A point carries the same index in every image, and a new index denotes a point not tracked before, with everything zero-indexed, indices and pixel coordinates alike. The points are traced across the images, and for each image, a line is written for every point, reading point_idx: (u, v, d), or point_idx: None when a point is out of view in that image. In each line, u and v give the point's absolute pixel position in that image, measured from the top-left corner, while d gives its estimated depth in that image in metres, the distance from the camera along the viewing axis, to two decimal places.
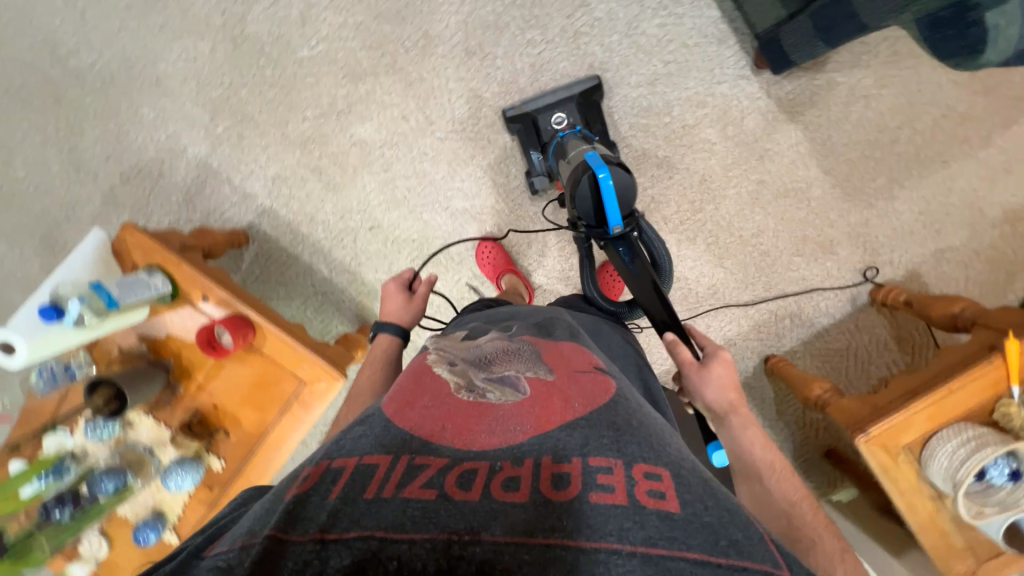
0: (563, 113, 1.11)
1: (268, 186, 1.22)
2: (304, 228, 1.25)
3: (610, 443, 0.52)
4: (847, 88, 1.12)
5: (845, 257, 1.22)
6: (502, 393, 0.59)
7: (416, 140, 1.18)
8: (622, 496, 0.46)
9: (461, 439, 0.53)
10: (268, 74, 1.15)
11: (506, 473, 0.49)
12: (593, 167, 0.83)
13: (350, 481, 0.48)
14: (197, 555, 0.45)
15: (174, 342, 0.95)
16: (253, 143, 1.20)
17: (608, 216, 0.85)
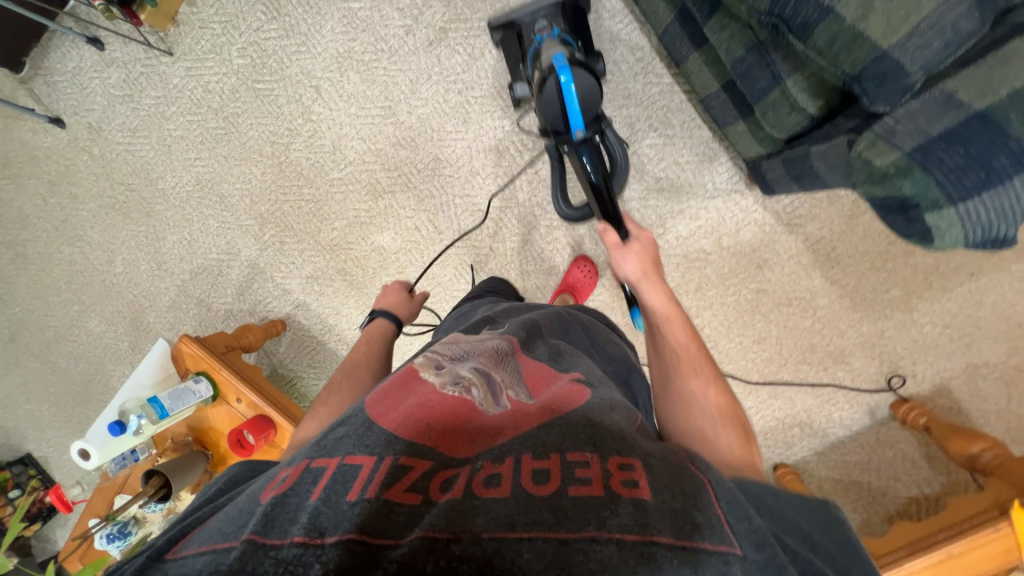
0: (548, 18, 0.97)
1: (303, 283, 1.40)
2: (331, 319, 1.41)
3: (586, 437, 0.51)
4: (851, 200, 1.09)
5: (859, 367, 1.16)
6: (487, 396, 0.57)
7: (427, 245, 1.30)
8: (599, 487, 0.44)
9: (444, 447, 0.51)
10: (305, 192, 1.34)
11: (488, 470, 0.47)
12: (557, 69, 0.81)
13: (332, 480, 0.45)
14: (160, 558, 0.43)
15: (215, 434, 1.12)
16: (292, 247, 1.39)
17: (571, 121, 0.86)
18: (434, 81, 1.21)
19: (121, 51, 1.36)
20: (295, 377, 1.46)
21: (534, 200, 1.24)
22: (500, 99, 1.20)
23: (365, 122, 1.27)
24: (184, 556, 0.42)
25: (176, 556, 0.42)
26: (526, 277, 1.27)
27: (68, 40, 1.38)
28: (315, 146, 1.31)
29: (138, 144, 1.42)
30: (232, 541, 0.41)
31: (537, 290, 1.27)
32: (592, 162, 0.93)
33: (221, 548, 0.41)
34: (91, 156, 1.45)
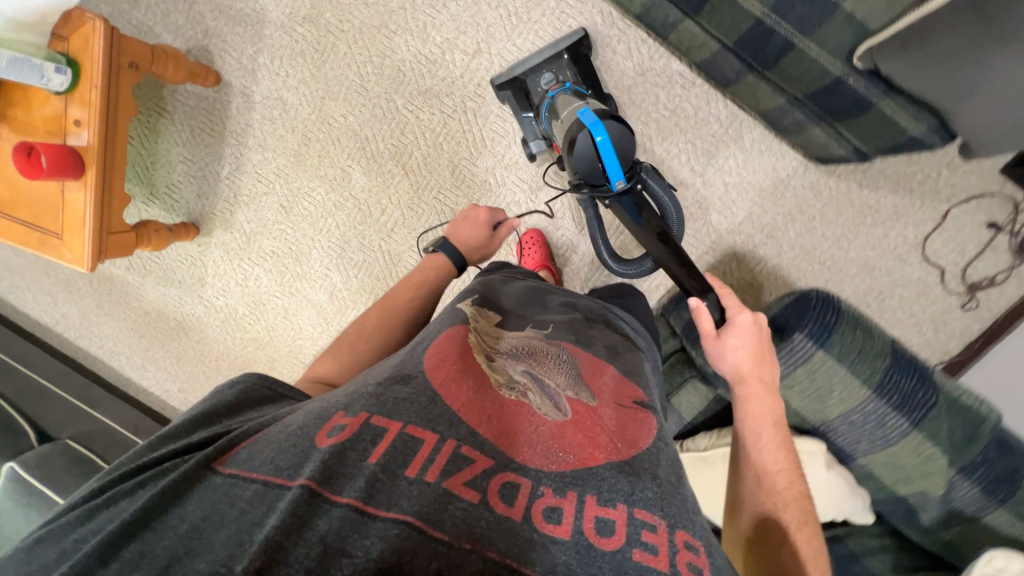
0: (552, 71, 1.06)
1: (269, 91, 1.21)
2: (252, 140, 1.25)
3: (653, 495, 0.47)
4: None
5: None
6: (541, 404, 0.55)
7: (370, 224, 1.27)
8: (666, 564, 0.42)
9: (502, 443, 0.49)
10: (365, 67, 1.17)
11: (548, 501, 0.44)
12: (586, 124, 0.77)
13: (393, 448, 0.46)
14: (210, 468, 0.47)
15: (25, 99, 0.94)
16: (303, 66, 1.19)
17: (611, 171, 0.78)
18: (522, 186, 1.19)
19: None
20: (169, 114, 1.26)
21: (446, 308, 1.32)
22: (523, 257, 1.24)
23: (461, 121, 1.17)
24: (230, 475, 0.46)
25: (223, 469, 0.47)
26: None
27: None
28: (417, 69, 1.15)
29: None
30: (285, 480, 0.43)
31: None
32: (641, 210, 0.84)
33: (274, 485, 0.43)
34: None
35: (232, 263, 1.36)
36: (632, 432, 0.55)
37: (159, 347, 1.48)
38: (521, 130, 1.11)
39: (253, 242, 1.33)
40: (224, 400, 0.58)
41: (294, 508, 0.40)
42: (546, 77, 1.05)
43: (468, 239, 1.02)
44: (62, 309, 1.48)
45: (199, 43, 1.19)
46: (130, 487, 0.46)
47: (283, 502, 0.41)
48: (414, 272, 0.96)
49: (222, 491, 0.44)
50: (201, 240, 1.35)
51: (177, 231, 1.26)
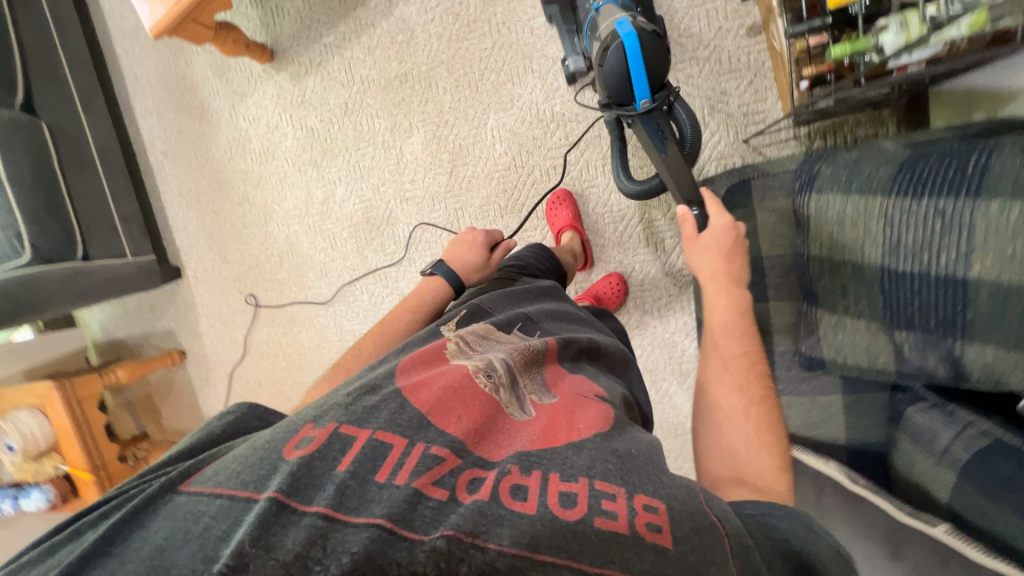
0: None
1: (406, 17, 1.24)
2: (366, 38, 1.28)
3: (614, 470, 0.50)
4: None
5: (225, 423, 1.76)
6: (512, 398, 0.60)
7: (396, 180, 1.34)
8: (626, 526, 0.45)
9: (473, 440, 0.53)
10: (488, 72, 1.20)
11: (515, 480, 0.48)
12: (620, 35, 0.77)
13: (361, 454, 0.48)
14: (174, 488, 0.47)
15: None
16: (446, 26, 1.21)
17: (637, 89, 0.80)
18: None
19: None
20: None
21: (393, 286, 1.42)
22: None
23: (519, 177, 1.23)
24: (194, 494, 0.46)
25: (187, 488, 0.47)
26: (336, 252, 1.46)
27: None
28: (521, 109, 1.19)
29: None
30: (252, 492, 0.45)
31: (326, 253, 1.47)
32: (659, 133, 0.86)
33: (238, 497, 0.44)
34: None
35: (277, 106, 1.41)
36: (594, 419, 0.57)
37: (175, 111, 1.54)
38: (565, 49, 1.09)
39: (303, 108, 1.39)
40: (213, 434, 0.58)
41: (259, 524, 0.41)
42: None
43: (468, 262, 1.02)
44: (126, 12, 1.51)
45: None
46: (88, 521, 0.46)
47: (250, 513, 0.42)
48: (412, 294, 0.97)
49: (185, 510, 0.44)
50: (269, 70, 1.39)
51: (253, 51, 1.30)
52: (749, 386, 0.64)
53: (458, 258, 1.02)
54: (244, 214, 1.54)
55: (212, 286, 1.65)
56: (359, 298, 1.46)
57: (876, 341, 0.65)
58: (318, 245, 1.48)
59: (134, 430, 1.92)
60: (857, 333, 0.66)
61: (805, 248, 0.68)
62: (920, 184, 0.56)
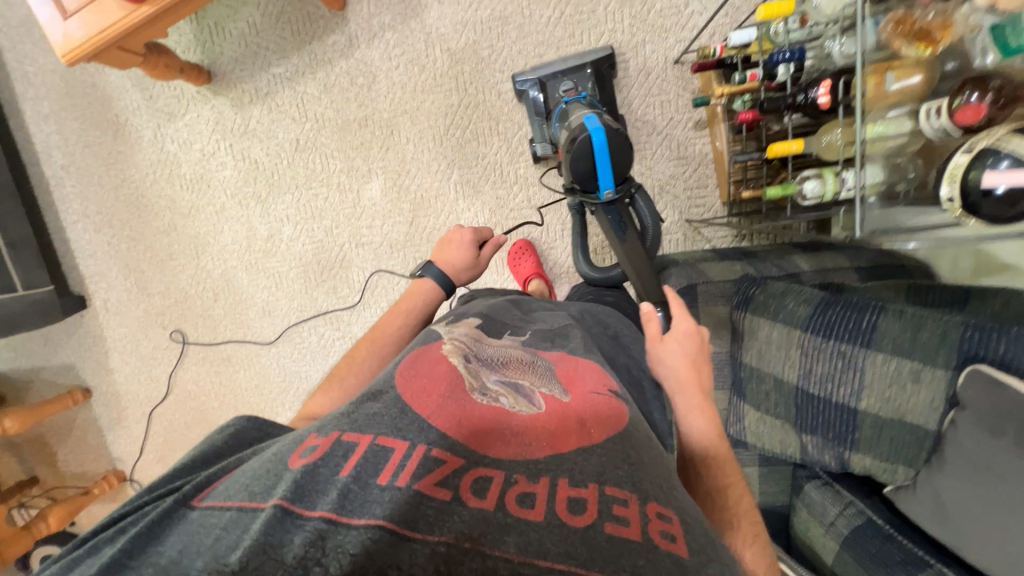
0: (573, 80, 1.05)
1: (368, 60, 1.19)
2: (321, 74, 1.21)
3: (624, 475, 0.50)
4: None
5: (141, 464, 1.60)
6: (516, 403, 0.59)
7: (351, 223, 1.30)
8: (639, 534, 0.44)
9: (473, 443, 0.51)
10: (453, 127, 1.20)
11: (522, 488, 0.47)
12: (588, 129, 0.77)
13: (362, 458, 0.47)
14: (187, 503, 0.47)
15: None
16: (411, 76, 1.18)
17: (602, 180, 0.80)
18: None
19: None
20: None
21: (345, 330, 1.37)
22: None
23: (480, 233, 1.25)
24: (207, 509, 0.45)
25: (200, 505, 0.46)
26: (280, 291, 1.38)
27: None
28: (484, 168, 1.21)
29: None
30: (258, 502, 0.44)
31: (269, 291, 1.38)
32: (620, 224, 0.87)
33: (248, 508, 0.44)
34: None
35: (214, 132, 1.29)
36: (606, 418, 0.59)
37: (81, 118, 1.33)
38: (533, 134, 1.09)
39: (247, 138, 1.28)
40: (216, 447, 0.57)
41: (265, 529, 0.40)
42: (563, 86, 1.02)
43: (458, 262, 1.05)
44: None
45: None
46: (111, 533, 0.45)
47: (256, 521, 0.41)
48: (404, 297, 1.00)
49: (198, 525, 0.44)
50: (205, 93, 1.26)
51: (187, 74, 1.18)
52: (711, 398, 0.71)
53: (449, 261, 1.05)
54: (170, 244, 1.39)
55: (127, 318, 1.47)
56: (307, 339, 1.39)
57: (788, 437, 0.76)
58: (260, 283, 1.38)
59: (21, 475, 1.66)
60: (774, 429, 0.77)
61: (739, 355, 0.78)
62: (829, 325, 0.69)
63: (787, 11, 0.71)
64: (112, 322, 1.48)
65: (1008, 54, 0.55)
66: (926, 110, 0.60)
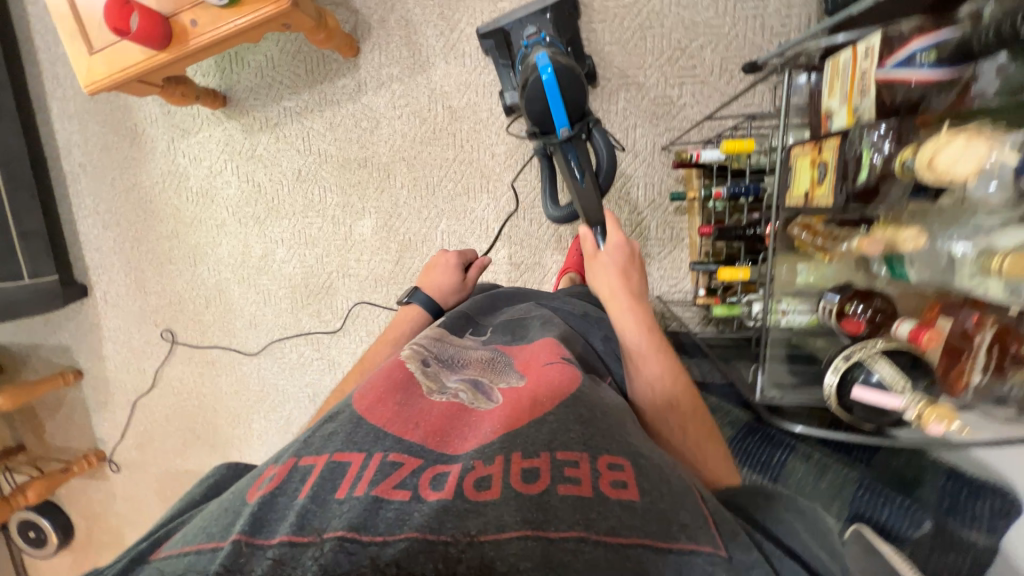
0: (537, 26, 1.01)
1: (373, 106, 1.25)
2: (329, 114, 1.27)
3: (576, 436, 0.53)
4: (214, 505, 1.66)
5: (122, 446, 1.69)
6: (474, 399, 0.64)
7: (341, 255, 1.36)
8: (590, 489, 0.47)
9: (435, 441, 0.55)
10: (446, 178, 1.25)
11: (478, 472, 0.49)
12: (537, 66, 0.89)
13: (319, 480, 0.49)
14: (144, 558, 0.48)
15: None
16: (412, 126, 1.24)
17: (556, 117, 0.92)
18: None
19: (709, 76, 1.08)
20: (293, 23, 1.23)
21: (324, 352, 1.44)
22: None
23: None
24: (163, 558, 0.46)
25: (155, 557, 0.47)
26: (267, 306, 1.44)
27: (798, 21, 1.02)
28: (470, 221, 1.26)
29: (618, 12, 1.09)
30: (219, 543, 0.46)
31: (257, 306, 1.45)
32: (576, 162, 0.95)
33: (206, 550, 0.45)
34: None
35: (223, 151, 1.35)
36: (557, 387, 0.61)
37: (101, 121, 1.40)
38: (501, 84, 1.11)
39: (253, 160, 1.34)
40: (196, 500, 0.61)
41: (227, 563, 0.42)
42: (529, 30, 1.00)
43: (442, 285, 1.06)
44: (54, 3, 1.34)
45: (368, 24, 1.19)
46: None
47: (216, 559, 0.43)
48: (392, 326, 1.00)
49: (156, 573, 0.45)
50: (218, 115, 1.33)
51: (202, 99, 1.24)
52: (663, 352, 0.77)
53: (434, 286, 1.06)
54: (170, 248, 1.46)
55: (124, 310, 1.55)
56: (288, 355, 1.46)
57: None
58: (250, 296, 1.45)
59: (9, 441, 1.75)
60: None
61: None
62: (749, 455, 0.85)
63: (748, 150, 0.77)
64: (110, 313, 1.56)
65: (891, 271, 0.60)
66: (823, 305, 0.66)
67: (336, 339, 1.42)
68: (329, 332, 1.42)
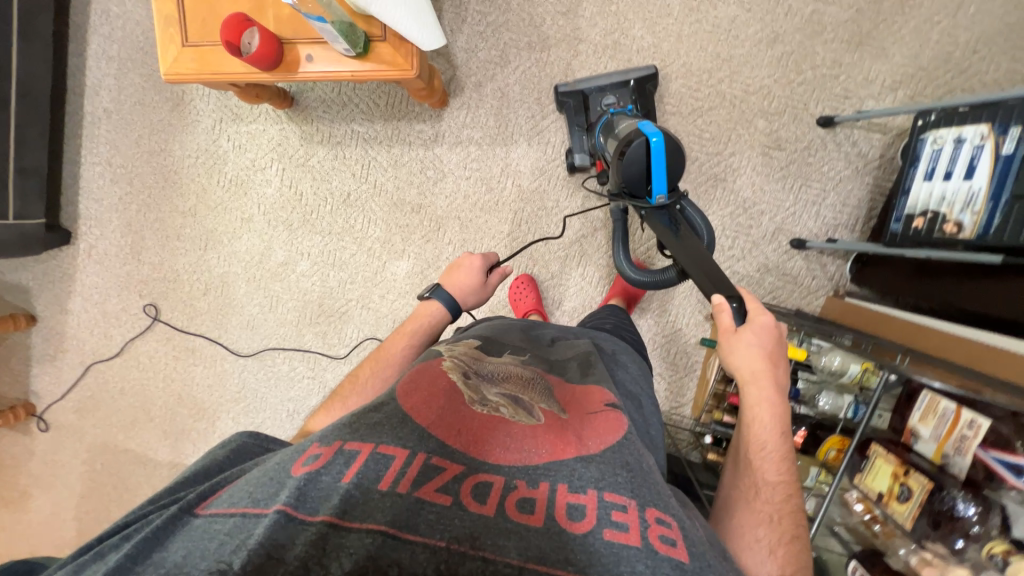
0: (616, 96, 1.08)
1: (443, 160, 1.24)
2: (397, 152, 1.25)
3: (623, 482, 0.51)
4: (141, 492, 1.53)
5: (57, 404, 1.54)
6: (513, 413, 0.60)
7: (365, 286, 1.33)
8: (637, 539, 0.45)
9: (475, 449, 0.53)
10: (494, 248, 1.26)
11: (521, 494, 0.49)
12: (646, 134, 0.80)
13: (365, 467, 0.49)
14: (190, 510, 0.48)
15: None
16: (476, 191, 1.24)
17: (656, 184, 0.82)
18: None
19: (762, 237, 1.17)
20: None
21: (318, 373, 1.39)
22: None
23: None
24: (211, 515, 0.46)
25: (201, 512, 0.48)
26: (271, 311, 1.38)
27: (848, 218, 1.13)
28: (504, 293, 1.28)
29: (700, 157, 1.16)
30: (261, 508, 0.46)
31: (260, 308, 1.39)
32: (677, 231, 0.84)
33: (251, 514, 0.45)
34: (764, 115, 1.12)
35: (273, 147, 1.29)
36: (604, 432, 0.58)
37: (145, 74, 1.30)
38: (571, 145, 1.12)
39: (302, 166, 1.29)
40: (216, 460, 0.59)
41: (270, 534, 0.42)
42: (609, 102, 1.06)
43: (462, 288, 1.01)
44: None
45: (465, 84, 1.20)
46: (116, 541, 0.47)
47: (260, 526, 0.43)
48: (408, 322, 0.95)
49: (201, 531, 0.45)
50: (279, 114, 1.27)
51: (273, 99, 1.19)
52: (781, 522, 0.61)
53: (454, 287, 1.00)
54: (182, 223, 1.37)
55: (107, 269, 1.43)
56: (278, 366, 1.41)
57: None
58: (255, 296, 1.39)
59: None
60: None
61: None
62: None
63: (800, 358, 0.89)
64: (90, 268, 1.43)
65: None
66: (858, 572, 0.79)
67: (334, 366, 1.38)
68: (328, 356, 1.38)
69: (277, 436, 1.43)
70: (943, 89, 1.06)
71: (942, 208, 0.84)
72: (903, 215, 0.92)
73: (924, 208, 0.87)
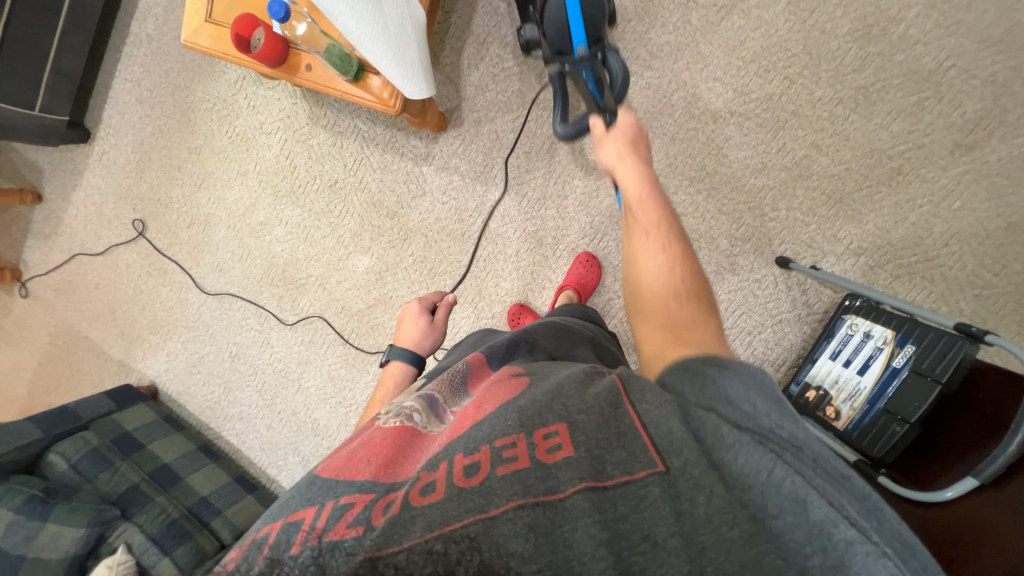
0: None
1: (427, 178, 1.30)
2: (388, 156, 1.32)
3: (510, 415, 0.46)
4: (87, 378, 1.67)
5: (39, 278, 1.68)
6: (428, 422, 0.54)
7: (326, 267, 1.41)
8: (528, 460, 0.42)
9: (385, 471, 0.45)
10: (447, 273, 1.32)
11: (419, 478, 0.42)
12: None
13: (273, 545, 0.39)
14: None
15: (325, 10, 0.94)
16: (447, 215, 1.30)
17: (575, 33, 0.90)
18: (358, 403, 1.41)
19: None
20: None
21: (264, 330, 1.49)
22: (302, 400, 1.46)
23: None
24: None
25: None
26: (240, 260, 1.48)
27: (778, 357, 1.15)
28: None
29: None
30: None
31: (232, 254, 1.48)
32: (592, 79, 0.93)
33: None
34: (728, 237, 1.14)
35: (283, 115, 1.37)
36: (505, 390, 0.53)
37: None
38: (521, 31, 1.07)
39: (302, 140, 1.37)
40: None
41: None
42: None
43: (418, 339, 0.98)
44: None
45: (465, 117, 1.25)
46: None
47: None
48: (379, 389, 0.91)
49: None
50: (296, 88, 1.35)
51: None
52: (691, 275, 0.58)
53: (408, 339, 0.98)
54: (185, 157, 1.46)
55: (112, 176, 1.54)
56: (232, 311, 1.51)
57: None
58: (230, 243, 1.48)
59: None
60: None
61: None
62: None
63: None
64: (99, 170, 1.55)
65: None
66: None
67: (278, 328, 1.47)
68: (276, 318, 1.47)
69: (212, 372, 1.54)
70: (905, 270, 1.06)
71: (832, 390, 0.88)
72: (803, 379, 0.93)
73: (819, 382, 0.90)
